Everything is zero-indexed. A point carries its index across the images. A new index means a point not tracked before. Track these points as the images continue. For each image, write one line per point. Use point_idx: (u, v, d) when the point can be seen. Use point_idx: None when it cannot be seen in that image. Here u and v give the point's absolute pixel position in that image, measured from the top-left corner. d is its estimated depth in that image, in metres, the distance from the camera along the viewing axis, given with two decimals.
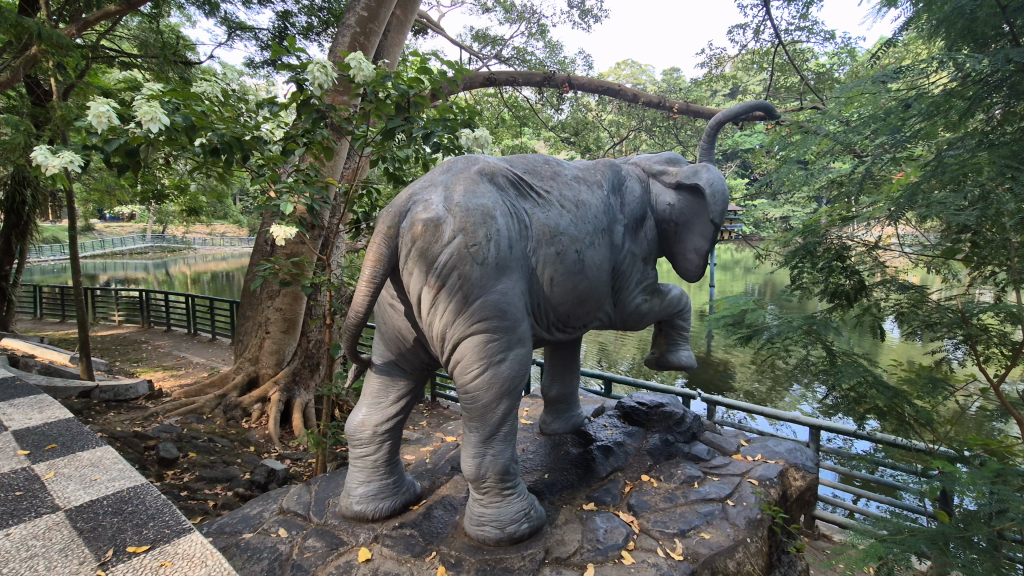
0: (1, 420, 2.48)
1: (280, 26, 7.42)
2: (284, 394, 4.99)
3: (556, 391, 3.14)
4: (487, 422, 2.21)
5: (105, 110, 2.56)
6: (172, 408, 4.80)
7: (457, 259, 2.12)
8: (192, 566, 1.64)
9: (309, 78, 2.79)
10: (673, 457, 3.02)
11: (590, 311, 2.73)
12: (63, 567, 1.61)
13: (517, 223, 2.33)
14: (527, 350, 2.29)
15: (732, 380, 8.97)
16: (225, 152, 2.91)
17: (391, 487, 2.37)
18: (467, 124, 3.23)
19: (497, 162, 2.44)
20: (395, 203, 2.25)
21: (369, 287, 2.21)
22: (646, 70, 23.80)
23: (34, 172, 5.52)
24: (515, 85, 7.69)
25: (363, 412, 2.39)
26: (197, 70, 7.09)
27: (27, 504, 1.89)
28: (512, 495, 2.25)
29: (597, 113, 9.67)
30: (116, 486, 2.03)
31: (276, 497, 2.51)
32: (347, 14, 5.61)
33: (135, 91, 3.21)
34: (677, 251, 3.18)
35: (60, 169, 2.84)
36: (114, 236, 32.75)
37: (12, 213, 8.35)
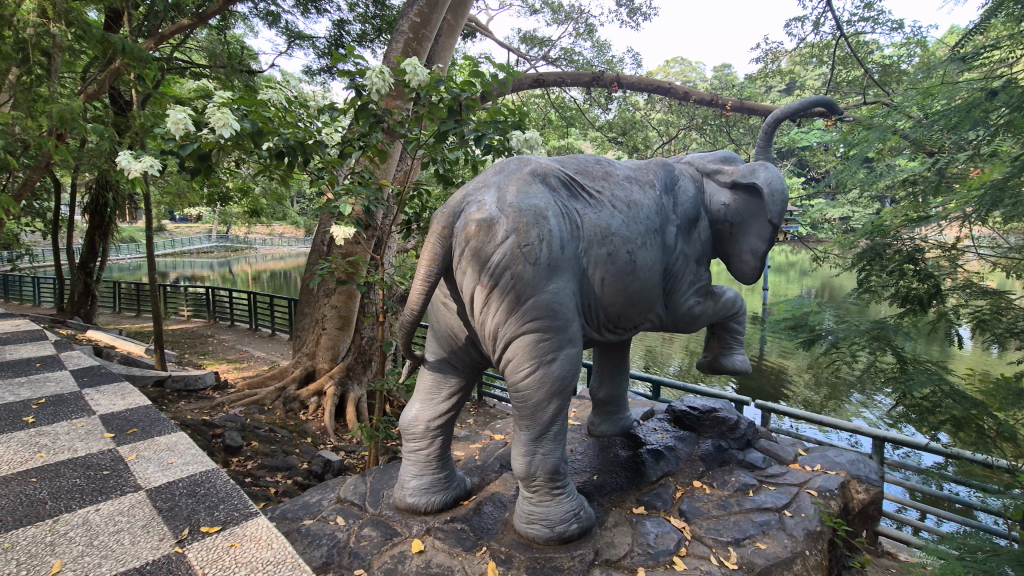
0: (90, 405, 2.69)
1: (337, 34, 7.71)
2: (338, 388, 5.17)
3: (605, 393, 3.11)
4: (538, 421, 2.22)
5: (183, 118, 2.75)
6: (236, 398, 5.04)
7: (511, 258, 2.14)
8: (260, 548, 1.73)
9: (368, 84, 2.89)
10: (726, 464, 2.94)
11: (642, 312, 2.70)
12: (146, 542, 1.74)
13: (569, 223, 2.34)
14: (578, 351, 2.29)
15: (786, 387, 8.61)
16: (290, 156, 3.04)
17: (443, 481, 2.42)
18: (518, 125, 3.25)
19: (549, 163, 2.46)
20: (449, 203, 2.30)
21: (423, 286, 2.26)
22: (695, 67, 23.31)
23: (116, 178, 5.97)
24: (563, 85, 7.68)
25: (417, 407, 2.45)
26: (259, 78, 7.47)
27: (113, 482, 2.05)
28: (562, 494, 2.26)
29: (646, 112, 9.52)
30: (190, 470, 2.17)
31: (334, 487, 2.61)
32: (401, 21, 5.76)
33: (207, 100, 3.42)
34: (732, 252, 3.10)
35: (141, 173, 3.05)
36: (182, 236, 34.92)
37: (97, 214, 9.09)
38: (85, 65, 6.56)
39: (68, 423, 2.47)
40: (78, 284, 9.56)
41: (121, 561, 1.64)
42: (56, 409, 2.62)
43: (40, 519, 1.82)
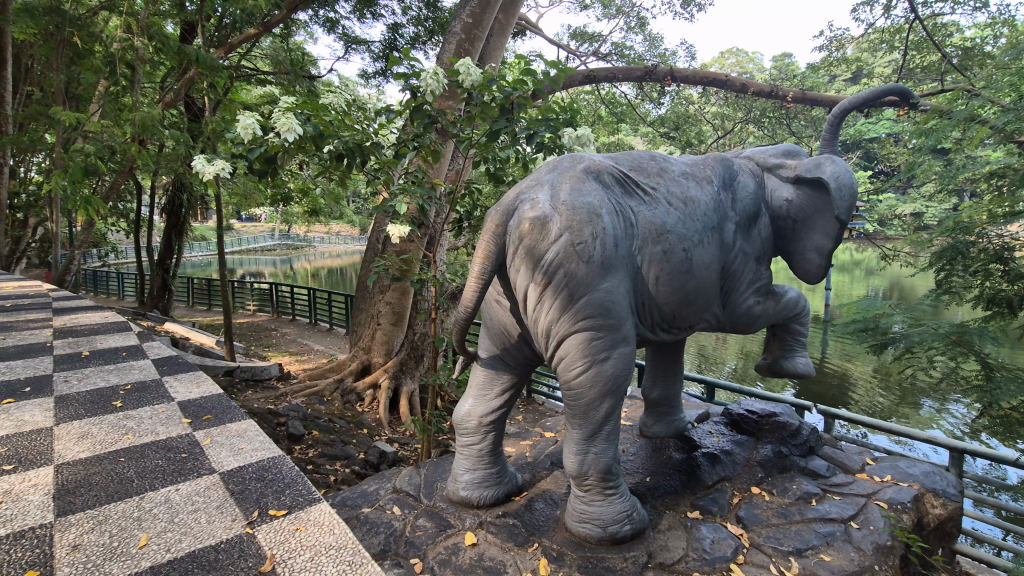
0: (169, 392, 2.90)
1: (391, 37, 7.92)
2: (392, 382, 5.33)
3: (658, 393, 3.05)
4: (591, 420, 2.21)
5: (251, 123, 2.90)
6: (298, 389, 5.29)
7: (565, 256, 2.13)
8: (323, 532, 1.81)
9: (423, 86, 2.96)
10: (787, 471, 2.82)
11: (698, 312, 2.63)
12: (221, 521, 1.85)
13: (623, 220, 2.30)
14: (632, 350, 2.26)
15: (851, 392, 8.16)
16: (349, 157, 3.16)
17: (495, 475, 2.45)
18: (569, 122, 3.23)
19: (603, 159, 2.43)
20: (503, 201, 2.31)
21: (478, 283, 2.29)
22: (753, 58, 22.36)
23: (190, 180, 6.38)
24: (614, 81, 7.56)
25: (470, 402, 2.49)
26: (319, 82, 7.80)
27: (190, 464, 2.20)
28: (614, 495, 2.24)
29: (700, 106, 9.25)
30: (259, 456, 2.30)
31: (390, 477, 2.69)
32: (454, 22, 5.85)
33: (273, 105, 3.59)
34: (794, 250, 2.98)
35: (214, 175, 3.26)
36: (246, 234, 36.92)
37: (172, 214, 9.69)
38: (164, 76, 7.05)
39: (151, 409, 2.67)
40: (157, 279, 10.30)
41: (199, 539, 1.76)
42: (140, 395, 2.84)
43: (128, 495, 1.97)
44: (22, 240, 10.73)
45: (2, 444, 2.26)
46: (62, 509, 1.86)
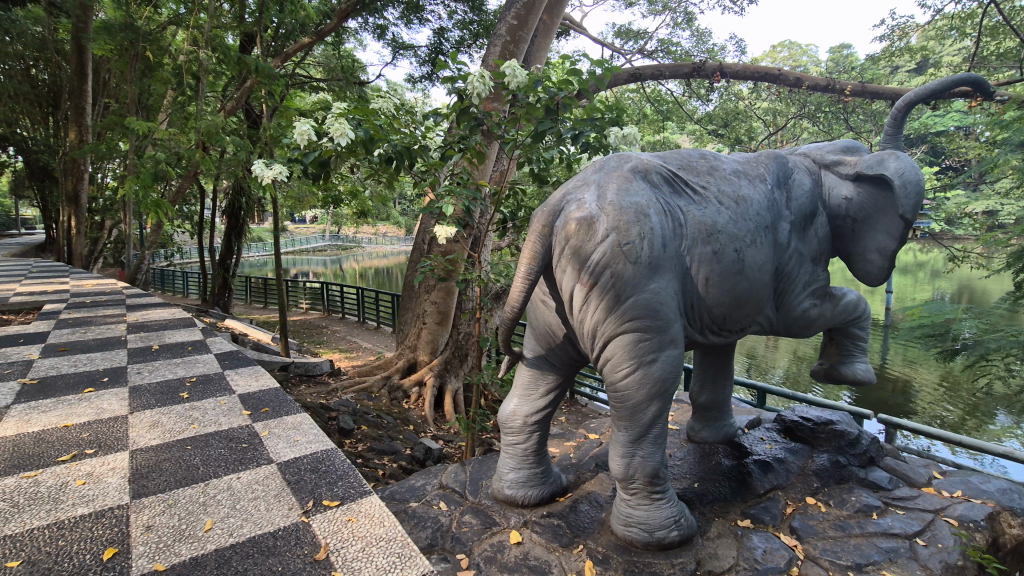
0: (231, 384, 3.06)
1: (437, 41, 8.07)
2: (437, 380, 5.43)
3: (707, 398, 2.97)
4: (638, 422, 2.18)
5: (307, 129, 3.03)
6: (348, 385, 5.47)
7: (611, 257, 2.11)
8: (373, 524, 1.87)
9: (469, 89, 2.99)
10: (845, 482, 2.69)
11: (750, 314, 2.55)
12: (279, 510, 1.94)
13: (672, 220, 2.26)
14: (680, 352, 2.22)
15: (915, 400, 7.71)
16: (398, 160, 3.24)
17: (540, 475, 2.46)
18: (615, 121, 3.18)
19: (651, 158, 2.40)
20: (550, 202, 2.31)
21: (524, 283, 2.29)
22: (807, 50, 21.41)
23: (248, 184, 6.71)
24: (661, 78, 7.41)
25: (515, 401, 2.50)
26: (368, 88, 8.03)
27: (250, 454, 2.31)
28: (661, 499, 2.20)
29: (750, 102, 8.98)
30: (313, 448, 2.39)
31: (437, 473, 2.75)
32: (500, 24, 5.89)
33: (326, 111, 3.73)
34: (854, 250, 2.84)
35: (272, 179, 3.42)
36: (299, 235, 38.43)
37: (232, 216, 10.20)
38: (225, 86, 7.45)
39: (214, 400, 2.83)
40: (219, 278, 10.89)
41: (259, 525, 1.85)
42: (204, 387, 3.01)
43: (195, 481, 2.09)
44: (99, 241, 11.58)
45: (85, 430, 2.45)
46: (136, 492, 2.00)
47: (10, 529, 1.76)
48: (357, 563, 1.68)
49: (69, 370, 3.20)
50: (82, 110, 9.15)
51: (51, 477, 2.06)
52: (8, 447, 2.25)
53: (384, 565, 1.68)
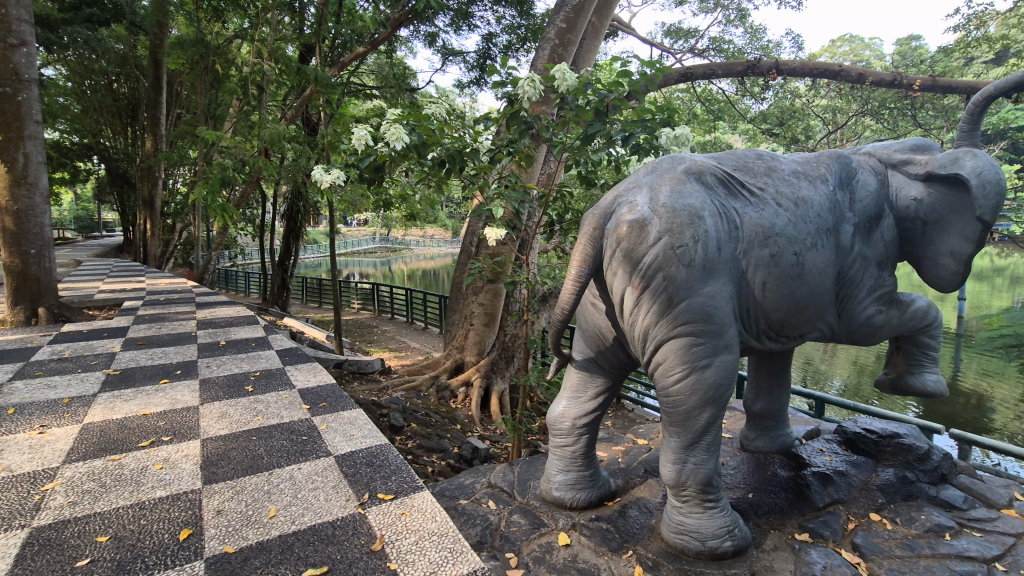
0: (292, 379, 3.21)
1: (486, 47, 8.19)
2: (484, 380, 5.50)
3: (761, 406, 2.88)
4: (690, 428, 2.14)
5: (364, 134, 3.15)
6: (398, 383, 5.61)
7: (664, 260, 2.08)
8: (426, 518, 1.92)
9: (520, 92, 3.01)
10: (913, 499, 2.54)
11: (809, 320, 2.46)
12: (337, 500, 2.02)
13: (727, 223, 2.21)
14: (735, 358, 2.17)
15: (992, 416, 7.17)
16: (450, 164, 3.30)
17: (589, 479, 2.45)
18: (666, 122, 3.12)
19: (705, 160, 2.35)
20: (601, 205, 2.30)
21: (574, 286, 2.29)
22: (871, 43, 20.35)
23: (306, 188, 7.02)
24: (713, 77, 7.23)
25: (563, 404, 2.51)
26: (418, 94, 8.24)
27: (310, 446, 2.42)
28: (714, 508, 2.16)
29: (807, 99, 8.63)
30: (368, 443, 2.47)
31: (486, 472, 2.79)
32: (549, 28, 5.92)
33: (381, 117, 3.86)
34: (924, 254, 2.68)
35: (330, 184, 3.58)
36: (350, 238, 39.76)
37: (291, 219, 10.68)
38: (286, 95, 7.83)
39: (277, 394, 2.98)
40: (277, 278, 11.42)
41: (319, 514, 1.94)
42: (267, 381, 3.17)
43: (260, 470, 2.21)
44: (170, 243, 12.38)
45: (161, 418, 2.63)
46: (207, 477, 2.13)
47: (99, 507, 1.91)
48: (410, 556, 1.73)
49: (147, 362, 3.45)
50: (157, 120, 9.82)
51: (133, 461, 2.22)
52: (96, 432, 2.45)
53: (436, 559, 1.72)
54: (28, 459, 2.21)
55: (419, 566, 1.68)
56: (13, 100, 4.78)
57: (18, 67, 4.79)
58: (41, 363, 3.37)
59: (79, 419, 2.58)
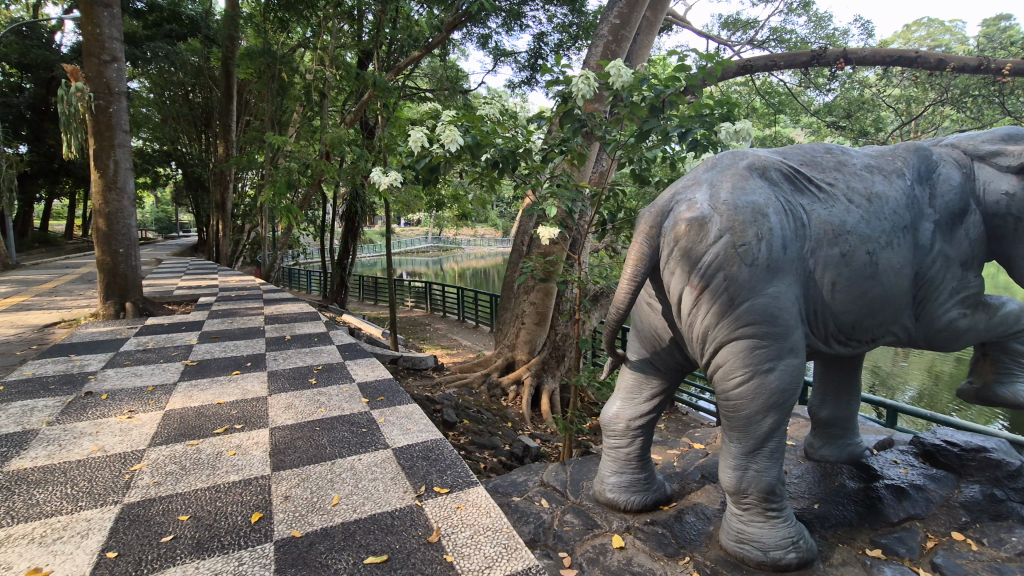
0: (351, 373, 3.34)
1: (538, 46, 8.20)
2: (534, 379, 5.50)
3: (828, 413, 2.73)
4: (752, 434, 2.07)
5: (420, 137, 3.22)
6: (450, 380, 5.72)
7: (725, 259, 2.01)
8: (481, 514, 1.95)
9: (573, 90, 2.98)
10: (1003, 520, 2.34)
11: (882, 323, 2.31)
12: (395, 492, 2.09)
13: (793, 220, 2.12)
14: (800, 362, 2.07)
15: None
16: (503, 164, 3.32)
17: (643, 482, 2.41)
18: (726, 117, 2.99)
19: (769, 155, 2.25)
20: (658, 203, 2.25)
21: (630, 285, 2.24)
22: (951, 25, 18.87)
23: (363, 189, 7.27)
24: (775, 69, 6.93)
25: (617, 405, 2.48)
26: (471, 95, 8.35)
27: (369, 438, 2.50)
28: (777, 518, 2.07)
29: (878, 89, 8.12)
30: (424, 437, 2.54)
31: (538, 471, 2.79)
32: (601, 25, 5.85)
33: (436, 119, 3.94)
34: (1016, 254, 2.46)
35: (387, 185, 3.70)
36: (403, 237, 40.81)
37: (348, 220, 11.10)
38: (345, 100, 8.14)
39: (338, 387, 3.10)
40: (337, 277, 11.89)
41: (379, 504, 2.00)
42: (329, 374, 3.32)
43: (324, 459, 2.31)
44: (240, 243, 13.15)
45: (234, 407, 2.80)
46: (276, 464, 2.25)
47: (180, 488, 2.06)
48: (466, 549, 1.76)
49: (221, 354, 3.67)
50: (228, 127, 10.44)
51: (209, 446, 2.37)
52: (177, 418, 2.64)
53: (492, 554, 1.74)
54: (119, 441, 2.40)
55: (475, 560, 1.71)
56: (105, 112, 5.20)
57: (110, 82, 5.19)
58: (129, 353, 3.66)
59: (162, 405, 2.79)
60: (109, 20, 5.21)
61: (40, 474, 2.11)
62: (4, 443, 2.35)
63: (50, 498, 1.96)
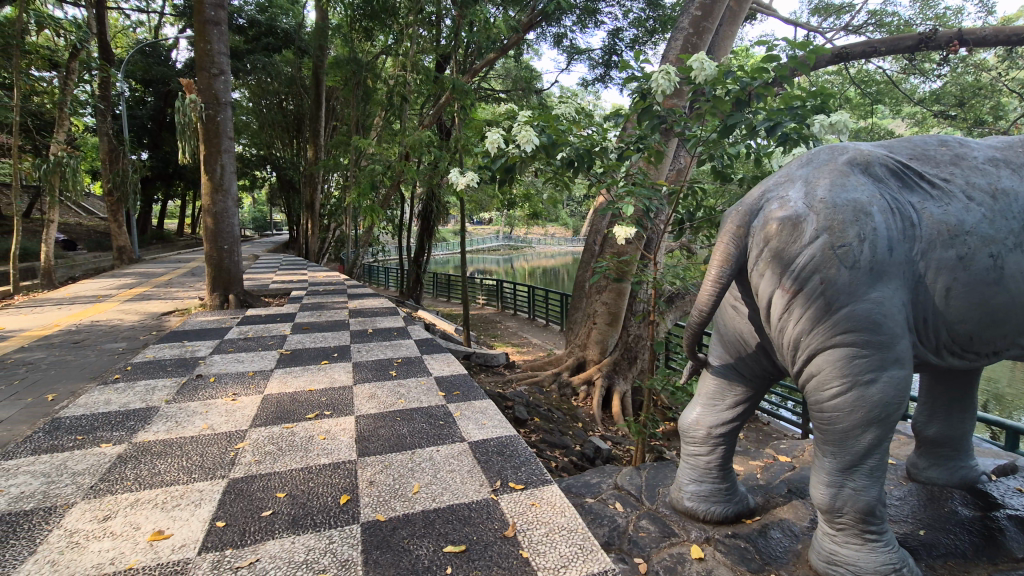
0: (428, 367, 3.47)
1: (613, 42, 8.08)
2: (606, 380, 5.44)
3: (936, 431, 2.49)
4: (849, 449, 1.93)
5: (497, 138, 3.26)
6: (521, 378, 5.79)
7: (821, 260, 1.88)
8: (556, 512, 1.96)
9: (653, 86, 2.87)
10: None
11: (1007, 333, 2.07)
12: (472, 484, 2.14)
13: (900, 219, 1.94)
14: (907, 374, 1.90)
15: None
16: (580, 163, 3.29)
17: (725, 492, 2.31)
18: (820, 110, 2.75)
19: (872, 149, 2.08)
20: (746, 201, 2.14)
21: (714, 287, 2.15)
22: None
23: (439, 189, 7.49)
24: (874, 55, 6.40)
25: (698, 410, 2.39)
26: (545, 93, 8.37)
27: (447, 430, 2.59)
28: (876, 542, 1.93)
29: (999, 72, 7.26)
30: (498, 433, 2.58)
31: (611, 474, 2.76)
32: (682, 17, 5.66)
33: (512, 119, 3.99)
34: None
35: (464, 185, 3.80)
36: (475, 236, 41.65)
37: (424, 219, 11.50)
38: (423, 102, 8.43)
39: (417, 379, 3.23)
40: (413, 274, 12.36)
41: (457, 496, 2.06)
42: (409, 367, 3.46)
43: (405, 448, 2.41)
44: (325, 241, 14.01)
45: (323, 394, 2.98)
46: (361, 451, 2.37)
47: (277, 467, 2.22)
48: (542, 547, 1.77)
49: (311, 344, 3.93)
50: (316, 132, 11.15)
51: (303, 430, 2.55)
52: (273, 402, 2.85)
53: (567, 554, 1.74)
54: (225, 421, 2.63)
55: (551, 558, 1.71)
56: (213, 120, 5.70)
57: (217, 92, 5.69)
58: (232, 341, 4.00)
59: (261, 390, 3.03)
60: (217, 36, 5.70)
61: (161, 447, 2.36)
62: (132, 417, 2.65)
63: (169, 468, 2.19)
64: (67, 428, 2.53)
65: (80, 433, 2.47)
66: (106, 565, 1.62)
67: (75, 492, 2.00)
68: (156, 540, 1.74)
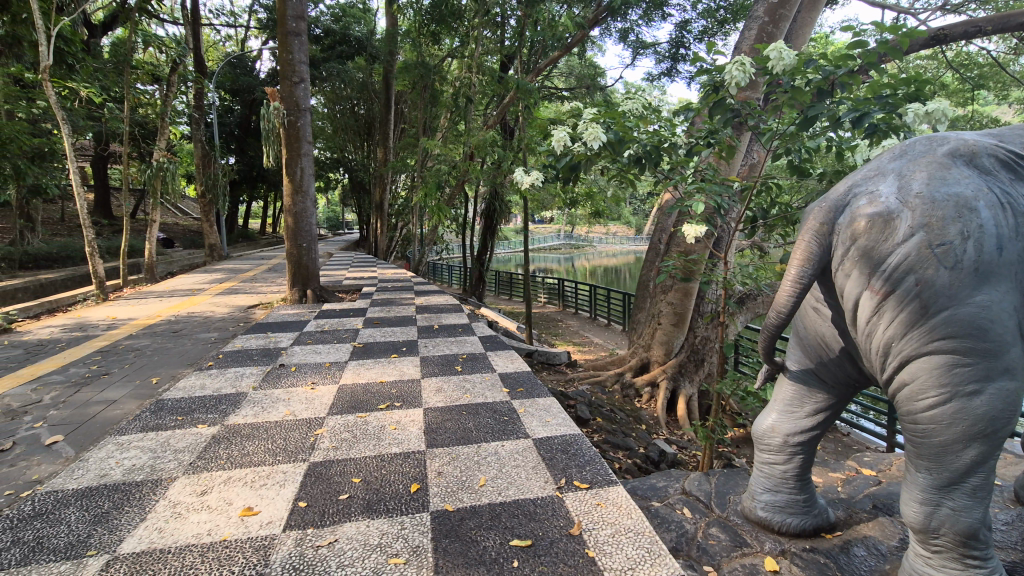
0: (492, 364, 3.52)
1: (681, 35, 7.85)
2: (670, 382, 5.30)
3: None
4: (946, 466, 1.77)
5: (563, 135, 3.25)
6: (583, 377, 5.76)
7: (917, 260, 1.73)
8: (622, 514, 1.94)
9: (725, 78, 2.74)
10: None
11: None
12: (536, 481, 2.15)
13: (1012, 215, 1.76)
14: (1018, 385, 1.72)
15: None
16: (648, 160, 3.21)
17: (802, 504, 2.19)
18: (914, 98, 2.52)
19: (978, 138, 1.90)
20: (830, 197, 2.02)
21: (794, 288, 2.05)
22: None
23: (502, 188, 7.58)
24: (978, 35, 5.83)
25: (773, 416, 2.29)
26: (609, 89, 8.26)
27: (511, 426, 2.62)
28: (978, 568, 1.77)
29: None
30: (563, 431, 2.58)
31: (678, 478, 2.69)
32: (758, 5, 5.41)
33: (577, 116, 3.97)
34: None
35: (529, 183, 3.82)
36: (536, 235, 41.66)
37: (487, 218, 11.67)
38: (487, 102, 8.55)
39: (481, 375, 3.29)
40: (475, 272, 12.58)
41: (522, 491, 2.08)
42: (474, 363, 3.52)
43: (471, 441, 2.47)
44: (392, 240, 14.54)
45: (393, 387, 3.10)
46: (430, 442, 2.45)
47: (353, 454, 2.34)
48: (608, 547, 1.76)
49: (381, 339, 4.10)
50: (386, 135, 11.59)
51: (375, 420, 2.66)
52: (347, 393, 3.00)
53: (634, 556, 1.72)
54: (305, 408, 2.80)
55: (617, 560, 1.70)
56: (294, 126, 6.05)
57: (298, 100, 6.04)
58: (310, 334, 4.24)
59: (336, 380, 3.19)
60: (298, 46, 6.05)
61: (249, 430, 2.55)
62: (223, 401, 2.87)
63: (257, 450, 2.35)
64: (170, 409, 2.79)
65: (181, 414, 2.71)
66: (204, 536, 1.77)
67: (177, 467, 2.20)
68: (246, 516, 1.88)
